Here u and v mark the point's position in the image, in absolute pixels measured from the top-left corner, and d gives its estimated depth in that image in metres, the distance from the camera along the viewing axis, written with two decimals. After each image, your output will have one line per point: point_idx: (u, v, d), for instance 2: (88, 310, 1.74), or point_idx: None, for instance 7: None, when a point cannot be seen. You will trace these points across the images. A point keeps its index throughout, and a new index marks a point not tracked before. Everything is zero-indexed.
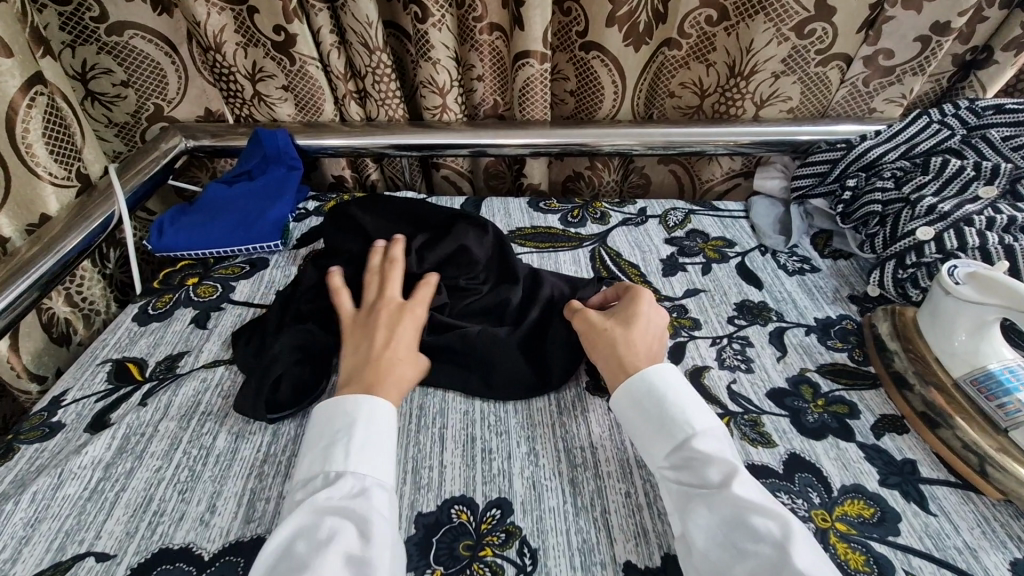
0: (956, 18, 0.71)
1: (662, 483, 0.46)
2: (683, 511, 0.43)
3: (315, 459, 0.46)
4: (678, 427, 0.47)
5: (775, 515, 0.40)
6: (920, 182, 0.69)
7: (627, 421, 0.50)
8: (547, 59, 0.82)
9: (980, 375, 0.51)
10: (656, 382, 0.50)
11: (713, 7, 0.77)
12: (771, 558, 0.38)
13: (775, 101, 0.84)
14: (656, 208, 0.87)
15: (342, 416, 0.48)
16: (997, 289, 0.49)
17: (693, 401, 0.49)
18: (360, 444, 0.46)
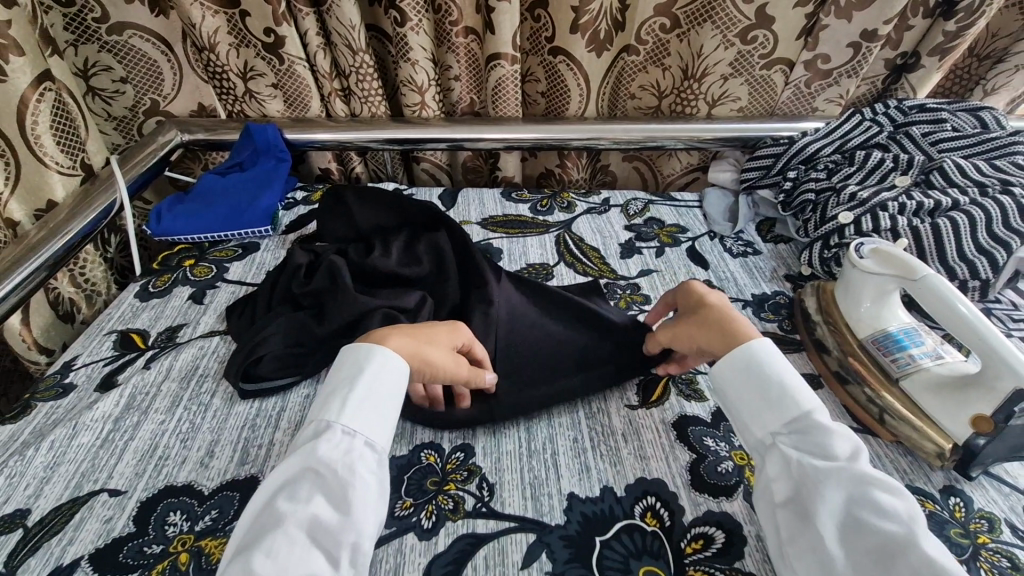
0: (882, 26, 0.79)
1: (771, 452, 0.47)
2: (799, 482, 0.44)
3: (322, 403, 0.48)
4: (791, 402, 0.47)
5: (901, 501, 0.41)
6: (846, 173, 0.77)
7: (730, 393, 0.51)
8: (517, 61, 0.89)
9: (879, 336, 0.59)
10: (775, 360, 0.50)
11: (667, 16, 0.85)
12: (895, 539, 0.39)
13: (726, 101, 0.92)
14: (618, 198, 0.95)
15: (350, 368, 0.49)
16: (892, 261, 0.57)
17: (808, 386, 0.48)
18: (359, 397, 0.47)
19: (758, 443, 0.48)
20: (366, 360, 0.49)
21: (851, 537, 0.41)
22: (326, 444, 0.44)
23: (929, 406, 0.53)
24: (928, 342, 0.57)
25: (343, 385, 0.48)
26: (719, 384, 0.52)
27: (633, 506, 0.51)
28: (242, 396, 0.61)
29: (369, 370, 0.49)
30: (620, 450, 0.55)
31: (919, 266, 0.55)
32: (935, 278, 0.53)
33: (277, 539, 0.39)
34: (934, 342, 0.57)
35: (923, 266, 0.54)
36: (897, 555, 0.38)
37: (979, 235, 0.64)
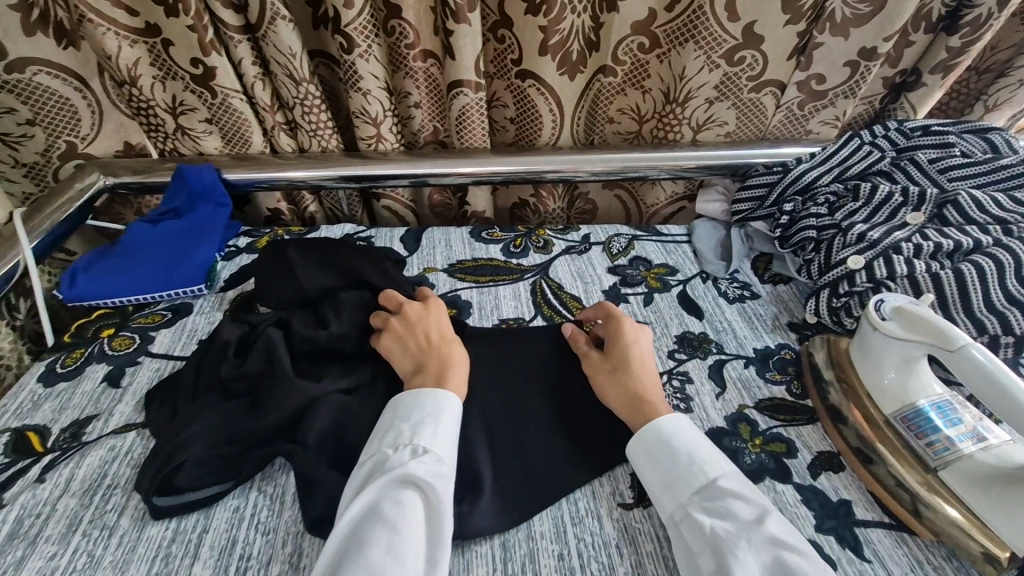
0: (881, 44, 0.72)
1: (686, 523, 0.45)
2: (715, 549, 0.42)
3: (399, 432, 0.49)
4: (698, 469, 0.46)
5: (810, 564, 0.40)
6: (852, 208, 0.69)
7: (641, 467, 0.50)
8: (481, 88, 0.80)
9: (908, 412, 0.51)
10: (680, 430, 0.50)
11: (646, 34, 0.76)
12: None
13: (712, 126, 0.84)
14: (599, 234, 0.86)
15: (427, 404, 0.51)
16: (919, 325, 0.49)
17: (716, 453, 0.48)
18: (445, 429, 0.50)
19: (671, 518, 0.46)
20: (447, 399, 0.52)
21: None
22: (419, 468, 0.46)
23: (976, 504, 0.45)
24: (965, 420, 0.49)
25: (424, 416, 0.50)
26: (633, 460, 0.51)
27: None
28: (154, 515, 0.49)
29: (452, 408, 0.52)
30: (614, 568, 0.46)
31: (954, 334, 0.46)
32: (976, 351, 0.45)
33: (388, 544, 0.41)
34: (971, 419, 0.49)
35: (960, 335, 0.46)
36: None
37: (1009, 282, 0.56)
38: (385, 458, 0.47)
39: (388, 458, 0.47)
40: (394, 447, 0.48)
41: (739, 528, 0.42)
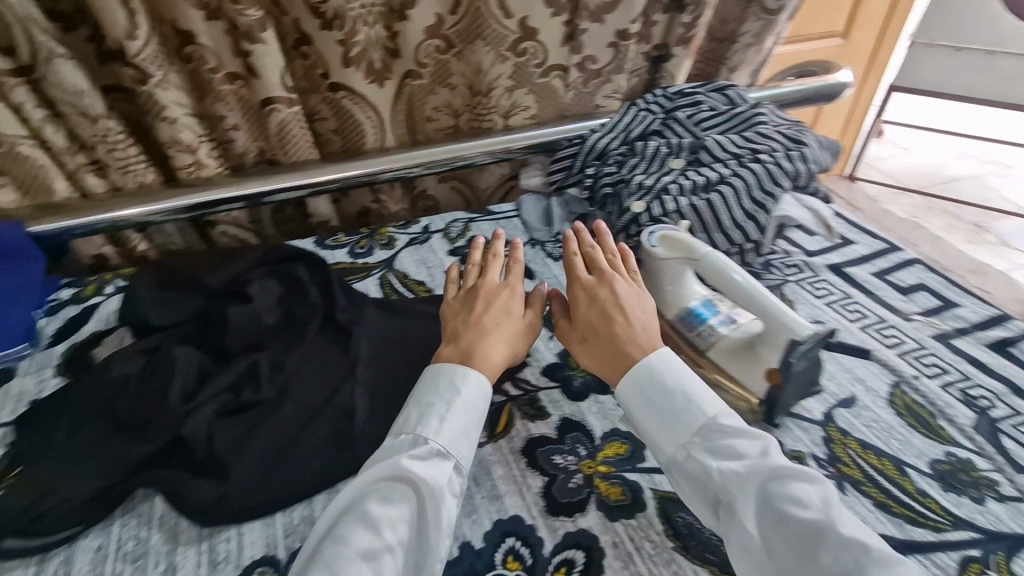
0: (631, 25, 0.85)
1: (685, 461, 0.49)
2: (724, 486, 0.46)
3: (414, 418, 0.51)
4: (694, 410, 0.50)
5: (817, 487, 0.44)
6: (633, 163, 0.82)
7: (636, 412, 0.53)
8: (295, 102, 0.83)
9: (682, 314, 0.63)
10: (675, 368, 0.53)
11: (438, 37, 0.83)
12: (814, 527, 0.42)
13: (516, 112, 0.94)
14: (438, 223, 0.93)
15: (446, 377, 0.54)
16: (676, 244, 0.63)
17: (705, 387, 0.52)
18: (456, 410, 0.52)
19: (669, 457, 0.50)
20: (444, 410, 0.52)
21: (768, 532, 0.44)
22: (418, 461, 0.48)
23: (731, 369, 0.58)
24: (722, 311, 0.62)
25: (428, 427, 0.51)
26: (626, 404, 0.54)
27: (494, 554, 0.49)
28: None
29: (448, 420, 0.51)
30: (472, 496, 0.53)
31: (700, 248, 0.61)
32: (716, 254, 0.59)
33: (370, 546, 0.43)
34: (727, 309, 0.63)
35: (706, 245, 0.60)
36: (821, 542, 0.41)
37: (743, 202, 0.72)
38: (348, 496, 0.47)
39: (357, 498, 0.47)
40: (371, 475, 0.47)
41: (744, 465, 0.46)
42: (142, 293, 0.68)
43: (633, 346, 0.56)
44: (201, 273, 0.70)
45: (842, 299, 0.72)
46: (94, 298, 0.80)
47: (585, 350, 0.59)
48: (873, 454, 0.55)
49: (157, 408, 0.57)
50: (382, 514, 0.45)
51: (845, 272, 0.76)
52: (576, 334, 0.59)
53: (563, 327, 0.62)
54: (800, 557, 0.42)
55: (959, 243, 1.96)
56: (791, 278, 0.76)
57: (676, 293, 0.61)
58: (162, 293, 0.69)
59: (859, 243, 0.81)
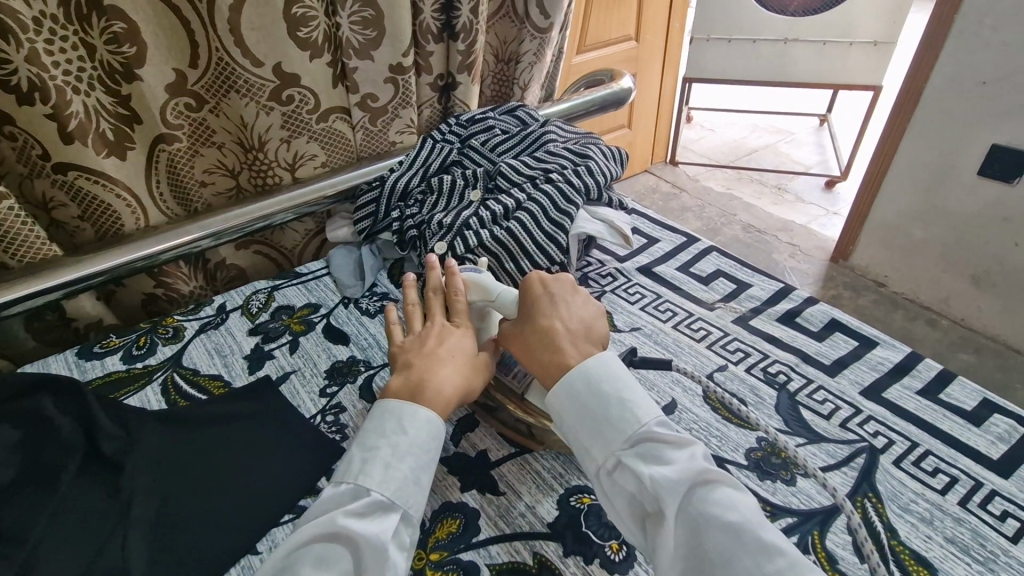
0: (404, 59, 0.82)
1: (617, 471, 0.47)
2: (654, 496, 0.44)
3: (396, 441, 0.48)
4: (627, 419, 0.48)
5: (741, 493, 0.44)
6: (433, 201, 0.79)
7: (570, 421, 0.50)
8: (5, 198, 0.67)
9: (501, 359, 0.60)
10: (608, 374, 0.50)
11: (186, 94, 0.73)
12: (738, 533, 0.41)
13: (303, 161, 0.85)
14: (235, 298, 0.81)
15: (392, 416, 0.49)
16: (474, 288, 0.61)
17: (641, 391, 0.50)
18: (410, 450, 0.48)
19: (600, 466, 0.48)
20: (402, 443, 0.48)
21: (694, 547, 0.42)
22: (358, 518, 0.44)
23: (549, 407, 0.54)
24: None
25: (346, 488, 0.46)
26: (557, 411, 0.51)
27: None
28: None
29: (395, 466, 0.47)
30: None
31: (495, 287, 0.60)
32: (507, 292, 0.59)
33: None
34: None
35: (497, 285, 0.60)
36: (739, 547, 0.41)
37: (543, 224, 0.70)
38: (271, 571, 0.43)
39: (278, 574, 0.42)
40: (296, 542, 0.43)
41: (674, 474, 0.45)
42: None
43: (570, 351, 0.52)
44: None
45: (654, 300, 0.74)
46: None
47: (531, 361, 0.54)
48: None
49: None
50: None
51: (653, 272, 0.79)
52: (521, 344, 0.54)
53: (507, 338, 0.56)
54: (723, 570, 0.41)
55: (767, 206, 2.21)
56: (607, 288, 0.77)
57: (573, 298, 0.58)
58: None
59: (663, 240, 0.84)
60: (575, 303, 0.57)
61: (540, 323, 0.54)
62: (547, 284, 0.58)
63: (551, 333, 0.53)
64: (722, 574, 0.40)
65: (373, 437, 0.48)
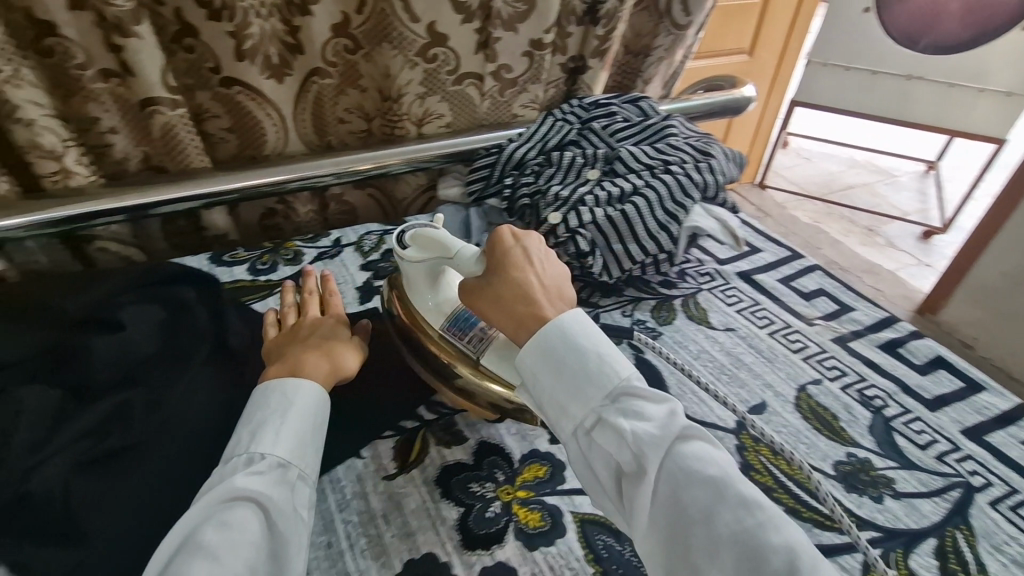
0: (545, 35, 0.85)
1: (592, 429, 0.45)
2: (634, 452, 0.43)
3: (242, 441, 0.47)
4: (610, 373, 0.47)
5: (718, 449, 0.44)
6: (549, 174, 0.82)
7: (543, 381, 0.48)
8: (180, 104, 0.75)
9: (450, 321, 0.58)
10: (584, 331, 0.49)
11: (346, 36, 0.79)
12: (718, 489, 0.41)
13: (430, 120, 0.90)
14: (350, 235, 0.87)
15: (263, 399, 0.50)
16: (428, 243, 0.58)
17: (615, 346, 0.49)
18: (285, 429, 0.48)
19: (578, 425, 0.46)
20: (283, 420, 0.49)
21: (677, 503, 0.41)
22: (254, 477, 0.44)
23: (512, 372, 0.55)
24: None
25: (237, 460, 0.45)
26: (528, 371, 0.49)
27: None
28: None
29: (286, 434, 0.47)
30: (382, 535, 0.49)
31: (454, 244, 0.57)
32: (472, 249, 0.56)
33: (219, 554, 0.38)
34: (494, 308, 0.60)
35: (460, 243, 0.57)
36: (721, 502, 0.40)
37: (657, 212, 0.73)
38: (185, 531, 0.40)
39: (196, 531, 0.40)
40: (206, 505, 0.42)
41: (655, 429, 0.44)
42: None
43: (543, 310, 0.50)
44: (56, 299, 0.60)
45: (751, 306, 0.75)
46: None
47: (498, 317, 0.52)
48: (781, 461, 0.56)
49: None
50: (231, 528, 0.40)
51: (753, 278, 0.79)
52: (487, 300, 0.52)
53: (472, 296, 0.54)
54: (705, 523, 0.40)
55: (855, 244, 2.13)
56: (704, 286, 0.78)
57: (546, 262, 0.55)
58: (5, 324, 0.58)
59: (766, 251, 0.85)
60: (552, 266, 0.55)
61: (508, 280, 0.52)
62: (526, 243, 0.55)
63: (522, 292, 0.51)
64: (707, 531, 0.39)
65: (237, 436, 0.48)
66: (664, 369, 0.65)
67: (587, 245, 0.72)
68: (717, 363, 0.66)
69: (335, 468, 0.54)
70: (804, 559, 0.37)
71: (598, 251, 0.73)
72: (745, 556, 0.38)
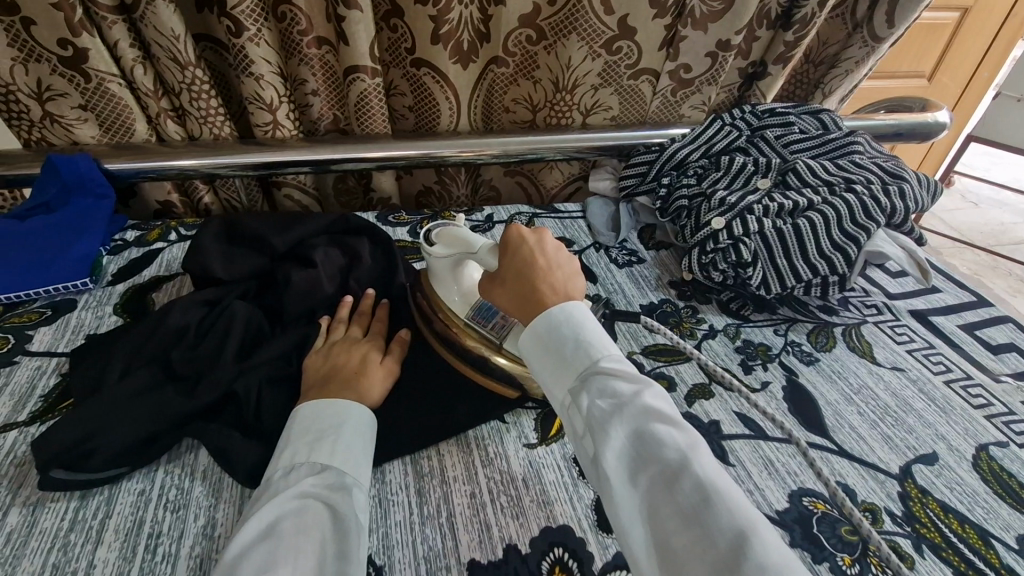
0: (734, 36, 0.82)
1: (570, 408, 0.43)
2: (592, 430, 0.40)
3: (304, 449, 0.47)
4: (583, 355, 0.44)
5: (681, 432, 0.38)
6: (714, 178, 0.79)
7: (534, 361, 0.47)
8: (378, 74, 0.82)
9: (473, 310, 0.59)
10: (569, 319, 0.47)
11: (531, 27, 0.82)
12: (670, 467, 0.36)
13: (598, 110, 0.92)
14: (502, 214, 0.91)
15: (320, 415, 0.49)
16: (453, 240, 0.59)
17: (606, 336, 0.46)
18: (342, 442, 0.48)
19: (561, 403, 0.44)
20: (338, 437, 0.48)
21: (640, 482, 0.37)
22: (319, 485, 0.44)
23: None
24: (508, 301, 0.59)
25: (299, 468, 0.45)
26: (527, 352, 0.48)
27: (540, 561, 0.46)
28: (44, 486, 0.48)
29: (342, 450, 0.47)
30: (521, 498, 0.51)
31: (476, 240, 0.57)
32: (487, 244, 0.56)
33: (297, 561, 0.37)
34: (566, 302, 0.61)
35: (477, 238, 0.57)
36: (674, 480, 0.36)
37: (833, 232, 0.69)
38: (263, 523, 0.40)
39: (275, 527, 0.40)
40: (277, 502, 0.42)
41: (611, 404, 0.40)
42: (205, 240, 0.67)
43: (552, 295, 0.49)
44: (267, 231, 0.68)
45: (925, 348, 0.69)
46: (158, 244, 0.80)
47: (506, 299, 0.52)
48: (954, 519, 0.51)
49: (218, 362, 0.57)
50: (304, 530, 0.39)
51: (929, 320, 0.73)
52: (499, 280, 0.53)
53: (485, 282, 0.55)
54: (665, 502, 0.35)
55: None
56: (869, 318, 0.73)
57: (562, 254, 0.54)
58: (229, 247, 0.68)
59: (945, 292, 0.77)
60: (561, 256, 0.53)
61: (533, 258, 0.51)
62: (536, 235, 0.54)
63: (527, 279, 0.50)
64: (659, 509, 0.35)
65: (297, 444, 0.47)
66: (819, 396, 0.62)
67: (749, 255, 0.70)
68: (881, 402, 0.61)
69: (480, 428, 0.57)
70: (752, 557, 0.31)
71: (760, 263, 0.70)
72: (691, 535, 0.34)
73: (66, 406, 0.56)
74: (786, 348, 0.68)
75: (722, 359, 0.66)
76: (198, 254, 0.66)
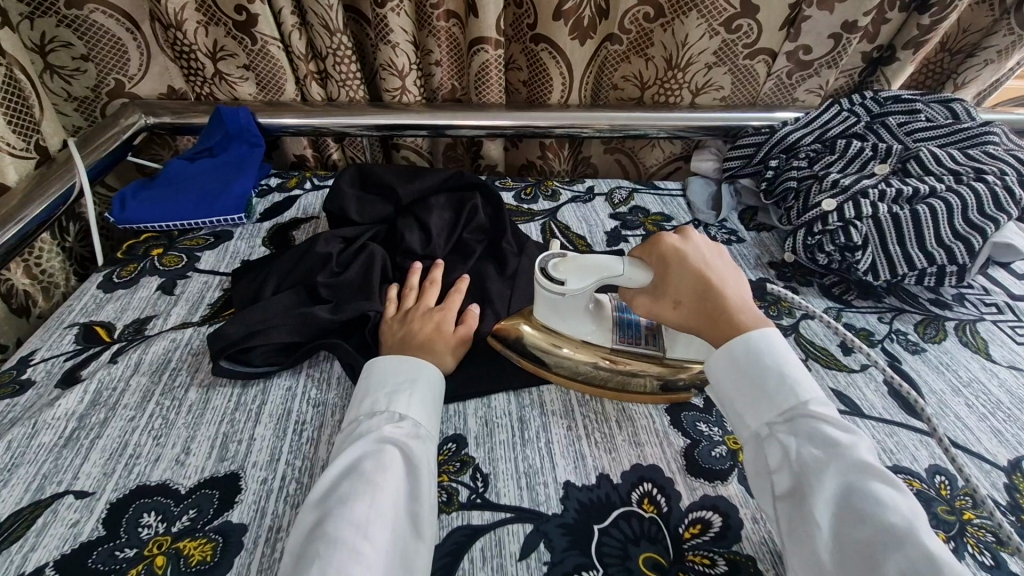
0: (862, 18, 0.81)
1: (766, 442, 0.46)
2: (797, 471, 0.43)
3: (381, 399, 0.51)
4: (788, 393, 0.46)
5: (900, 494, 0.40)
6: (828, 160, 0.79)
7: (725, 383, 0.49)
8: (501, 46, 0.87)
9: (618, 331, 0.59)
10: (773, 351, 0.48)
11: (650, 4, 0.84)
12: (891, 528, 0.38)
13: (709, 90, 0.93)
14: (602, 187, 0.94)
15: (398, 366, 0.54)
16: (578, 270, 0.54)
17: (809, 375, 0.48)
18: (420, 395, 0.52)
19: (753, 432, 0.47)
20: (412, 390, 0.52)
21: (844, 535, 0.39)
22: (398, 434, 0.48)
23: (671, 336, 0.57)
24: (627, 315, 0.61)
25: (380, 417, 0.50)
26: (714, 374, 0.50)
27: (630, 492, 0.50)
28: (217, 373, 0.58)
29: (417, 404, 0.51)
30: (614, 436, 0.55)
31: (609, 261, 0.53)
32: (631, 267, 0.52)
33: (373, 504, 0.42)
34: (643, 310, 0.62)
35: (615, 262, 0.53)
36: (893, 546, 0.37)
37: (956, 222, 0.67)
38: (349, 463, 0.46)
39: (355, 467, 0.45)
40: (360, 446, 0.47)
41: (826, 452, 0.43)
42: (342, 184, 0.76)
43: (736, 309, 0.51)
44: (395, 182, 0.76)
45: None
46: (296, 191, 0.91)
47: (680, 314, 0.53)
48: None
49: (353, 289, 0.65)
50: (378, 477, 0.44)
51: None
52: (668, 296, 0.53)
53: (644, 301, 0.55)
54: (873, 563, 0.37)
55: None
56: (987, 316, 0.70)
57: (715, 257, 0.55)
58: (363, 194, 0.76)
59: None
60: (719, 263, 0.55)
61: (703, 271, 0.52)
62: (691, 245, 0.55)
63: (706, 292, 0.52)
64: (869, 565, 0.37)
65: (373, 397, 0.51)
66: (923, 384, 0.60)
67: (859, 239, 0.69)
68: (994, 399, 0.59)
69: None
70: None
71: (870, 247, 0.69)
72: None
73: (228, 313, 0.67)
74: (890, 335, 0.67)
75: (820, 338, 0.67)
76: (337, 199, 0.75)
